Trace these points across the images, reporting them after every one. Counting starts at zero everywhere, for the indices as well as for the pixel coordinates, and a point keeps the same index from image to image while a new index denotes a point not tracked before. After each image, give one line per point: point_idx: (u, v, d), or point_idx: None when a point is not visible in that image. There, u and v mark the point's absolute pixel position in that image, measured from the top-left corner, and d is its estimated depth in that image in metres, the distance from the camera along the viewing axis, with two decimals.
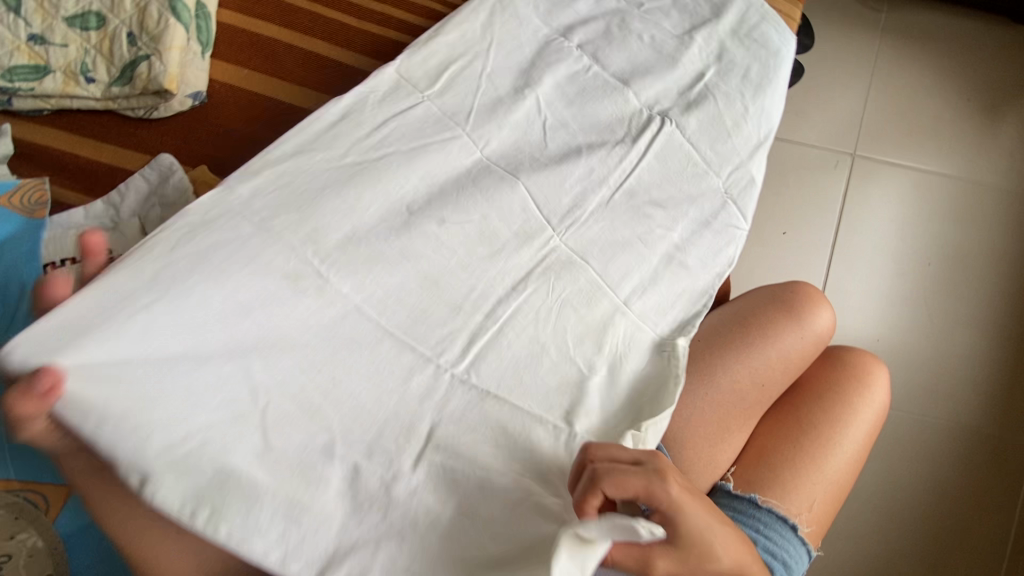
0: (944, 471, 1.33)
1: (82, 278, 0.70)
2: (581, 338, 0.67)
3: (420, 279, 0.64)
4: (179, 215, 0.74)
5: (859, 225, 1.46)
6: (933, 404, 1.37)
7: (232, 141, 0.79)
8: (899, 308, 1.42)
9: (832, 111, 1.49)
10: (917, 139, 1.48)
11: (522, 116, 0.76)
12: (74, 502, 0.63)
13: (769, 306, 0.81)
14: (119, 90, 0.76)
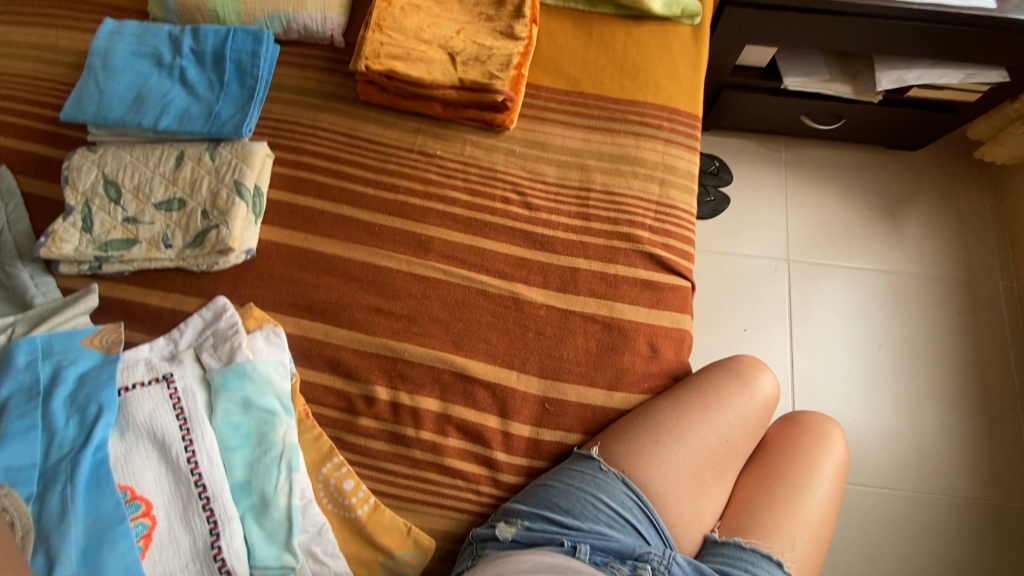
0: (940, 540, 1.40)
1: (149, 397, 0.84)
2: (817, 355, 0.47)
3: None
4: (230, 342, 0.92)
5: (810, 317, 1.65)
6: (914, 475, 1.47)
7: (277, 284, 1.01)
8: (863, 386, 1.56)
9: (763, 228, 1.76)
10: (839, 242, 1.74)
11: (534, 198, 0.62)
12: None
13: (721, 372, 0.95)
14: (191, 251, 0.98)
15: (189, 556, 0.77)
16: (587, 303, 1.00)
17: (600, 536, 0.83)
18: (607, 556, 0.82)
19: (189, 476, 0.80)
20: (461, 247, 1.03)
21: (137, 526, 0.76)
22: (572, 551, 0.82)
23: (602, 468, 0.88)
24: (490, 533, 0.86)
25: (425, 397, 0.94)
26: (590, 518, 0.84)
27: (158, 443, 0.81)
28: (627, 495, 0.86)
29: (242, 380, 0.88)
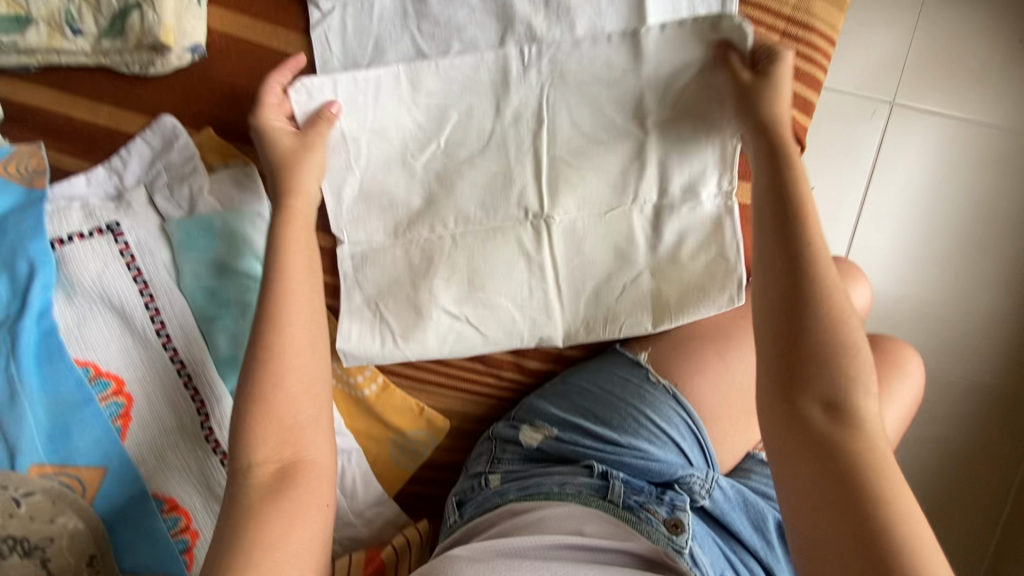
0: (954, 426, 1.32)
1: (95, 254, 0.66)
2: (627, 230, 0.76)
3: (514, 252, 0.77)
4: (188, 184, 0.71)
5: (891, 179, 1.30)
6: (947, 361, 1.32)
7: (240, 103, 0.72)
8: (927, 266, 1.31)
9: (877, 45, 1.28)
10: (925, 74, 1.27)
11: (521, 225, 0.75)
12: (111, 477, 0.64)
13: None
14: (111, 44, 0.68)
15: (179, 436, 0.67)
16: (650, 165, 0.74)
17: (640, 457, 0.75)
18: (642, 483, 0.74)
19: (162, 352, 0.68)
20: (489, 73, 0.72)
21: (110, 406, 0.65)
22: (602, 480, 0.74)
23: (650, 379, 0.79)
24: (512, 435, 0.81)
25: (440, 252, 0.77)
26: (632, 434, 0.77)
27: (117, 311, 0.66)
28: (678, 414, 0.77)
29: (210, 238, 0.70)
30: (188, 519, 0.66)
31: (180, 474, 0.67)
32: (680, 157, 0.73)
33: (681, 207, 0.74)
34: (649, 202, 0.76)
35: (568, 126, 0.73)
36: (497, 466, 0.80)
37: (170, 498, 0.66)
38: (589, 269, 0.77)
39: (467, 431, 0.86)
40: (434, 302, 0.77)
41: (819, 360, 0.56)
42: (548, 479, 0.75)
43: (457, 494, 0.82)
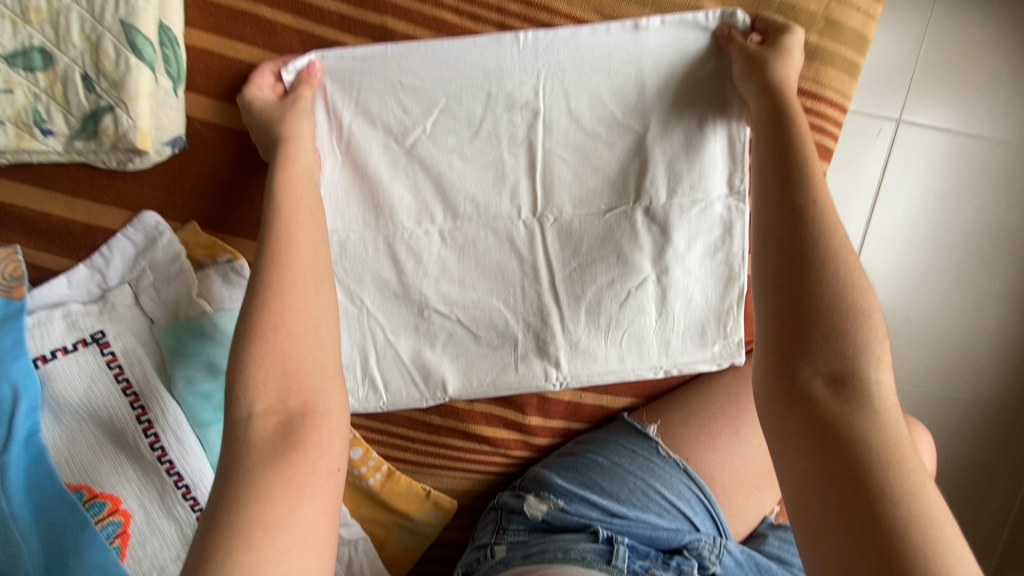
0: (959, 442, 1.32)
1: (80, 368, 0.64)
2: (627, 214, 0.71)
3: (504, 255, 0.72)
4: (175, 284, 0.68)
5: (896, 199, 1.27)
6: (954, 379, 1.31)
7: (226, 195, 0.69)
8: (933, 285, 1.29)
9: (882, 62, 1.23)
10: (931, 91, 1.23)
11: (524, 296, 0.73)
12: None
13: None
14: (84, 145, 0.64)
15: (179, 548, 0.66)
16: (652, 230, 0.71)
17: (647, 527, 0.74)
18: (648, 549, 0.74)
19: (158, 464, 0.65)
20: (488, 147, 0.69)
21: (108, 527, 0.63)
22: (608, 545, 0.72)
23: (661, 452, 0.77)
24: (517, 505, 0.80)
25: (438, 328, 0.74)
26: (641, 507, 0.75)
27: (107, 427, 0.64)
28: (689, 487, 0.75)
29: (201, 342, 0.67)
30: None
31: None
32: (682, 220, 0.70)
33: (678, 270, 0.72)
34: (653, 202, 0.70)
35: (568, 198, 0.70)
36: (503, 537, 0.78)
37: None
38: (591, 264, 0.72)
39: (475, 506, 0.85)
40: (423, 296, 0.72)
41: (829, 330, 0.49)
42: (553, 545, 0.73)
43: (464, 564, 0.80)
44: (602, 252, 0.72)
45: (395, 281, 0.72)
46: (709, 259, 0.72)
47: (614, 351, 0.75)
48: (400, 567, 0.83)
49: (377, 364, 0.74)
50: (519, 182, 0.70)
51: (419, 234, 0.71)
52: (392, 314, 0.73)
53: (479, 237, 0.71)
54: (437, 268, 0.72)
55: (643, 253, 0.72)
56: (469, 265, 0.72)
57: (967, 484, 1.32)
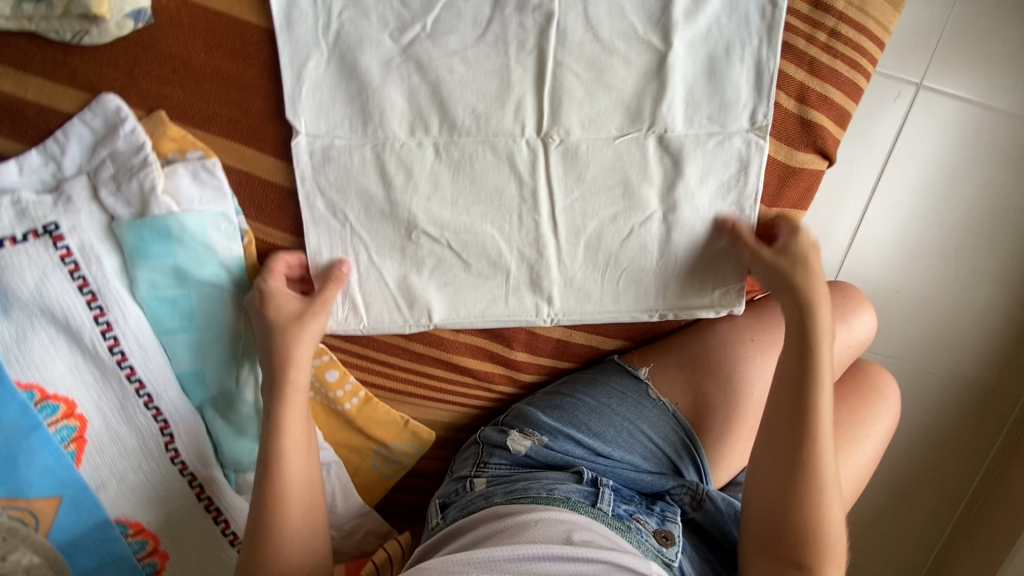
0: (929, 415, 1.36)
1: (30, 261, 0.58)
2: (639, 143, 0.65)
3: (503, 179, 0.66)
4: (138, 179, 0.61)
5: (903, 168, 1.22)
6: (936, 355, 1.32)
7: (199, 84, 0.61)
8: (928, 261, 1.26)
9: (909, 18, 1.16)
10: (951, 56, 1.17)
11: (522, 226, 0.68)
12: (68, 507, 0.59)
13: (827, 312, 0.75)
14: (34, 10, 0.57)
15: (141, 457, 0.63)
16: (664, 162, 0.66)
17: (629, 469, 0.76)
18: (633, 493, 0.75)
19: (118, 370, 0.61)
20: (493, 54, 0.62)
21: (62, 430, 0.59)
22: (592, 488, 0.72)
23: (650, 395, 0.78)
24: (500, 440, 0.79)
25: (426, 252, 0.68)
26: (625, 448, 0.77)
27: (61, 327, 0.59)
28: (674, 431, 0.77)
29: (168, 245, 0.62)
30: (156, 542, 0.64)
31: (146, 496, 0.64)
32: (699, 153, 0.66)
33: (688, 208, 0.68)
34: (669, 131, 0.65)
35: (577, 118, 0.64)
36: (484, 470, 0.77)
37: (134, 522, 0.63)
38: (596, 196, 0.67)
39: (455, 437, 0.85)
40: (412, 218, 0.67)
41: (797, 426, 0.66)
42: (536, 483, 0.72)
43: (441, 495, 0.79)
44: (608, 184, 0.67)
45: (382, 196, 0.66)
46: (722, 196, 0.67)
47: (607, 290, 0.72)
48: (373, 496, 0.82)
49: (360, 286, 0.69)
50: (524, 97, 0.64)
51: (409, 147, 0.64)
52: (376, 235, 0.67)
53: (478, 157, 0.65)
54: (428, 188, 0.66)
55: (654, 186, 0.67)
56: (464, 186, 0.66)
57: (925, 452, 1.38)
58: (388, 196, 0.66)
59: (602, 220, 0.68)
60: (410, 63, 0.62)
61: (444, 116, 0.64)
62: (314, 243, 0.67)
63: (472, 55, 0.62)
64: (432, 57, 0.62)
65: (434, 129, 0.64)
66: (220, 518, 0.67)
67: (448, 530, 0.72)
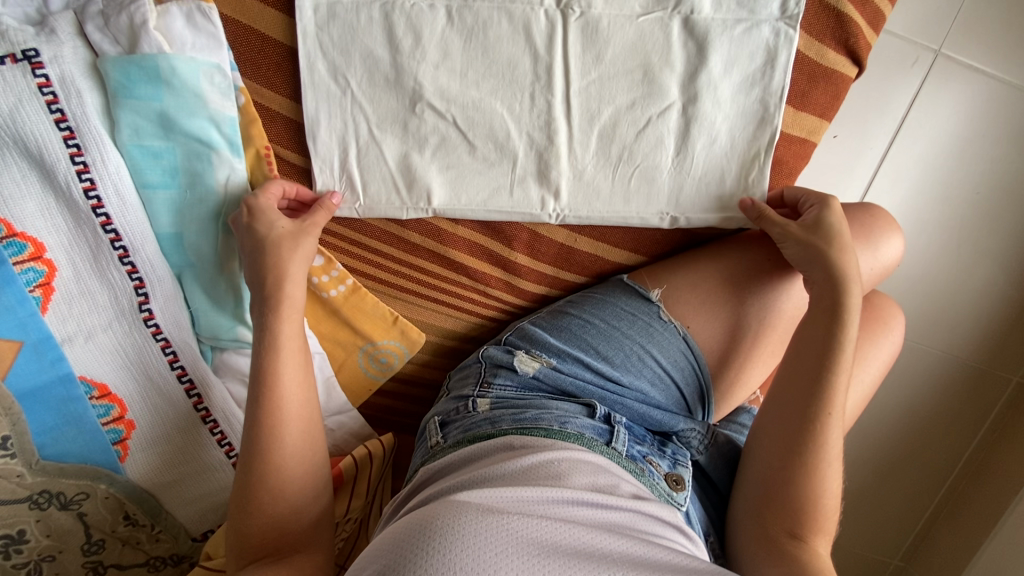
0: (927, 401, 1.23)
1: (4, 85, 0.53)
2: (661, 26, 0.62)
3: (517, 55, 0.62)
4: (127, 13, 0.56)
5: (926, 133, 1.09)
6: (941, 334, 1.19)
7: None
8: (941, 234, 1.14)
9: None
10: (996, 12, 1.03)
11: (531, 108, 0.65)
12: (29, 354, 0.56)
13: (850, 233, 0.73)
14: None
15: (112, 316, 0.59)
16: (687, 47, 0.63)
17: (639, 398, 0.72)
18: (643, 433, 0.70)
19: (92, 217, 0.57)
20: None
21: (28, 273, 0.55)
22: (605, 425, 0.68)
23: (662, 317, 0.74)
24: (506, 360, 0.74)
25: (429, 130, 0.65)
26: (635, 375, 0.72)
27: (35, 162, 0.55)
28: (685, 356, 0.73)
29: (156, 87, 0.58)
30: (122, 409, 0.60)
31: (115, 359, 0.60)
32: (724, 39, 0.63)
33: (708, 101, 0.65)
34: (694, 11, 0.62)
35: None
36: (488, 391, 0.72)
37: (100, 384, 0.59)
38: (613, 81, 0.64)
39: (447, 348, 0.81)
40: (418, 90, 0.63)
41: (814, 390, 0.62)
42: (548, 415, 0.67)
43: (441, 414, 0.74)
44: (626, 70, 0.64)
45: (389, 63, 0.62)
46: (746, 89, 0.65)
47: (620, 188, 0.68)
48: (358, 398, 0.80)
49: (358, 161, 0.65)
50: None
51: (419, 12, 0.60)
52: (380, 106, 0.63)
53: (494, 28, 0.61)
54: (437, 58, 0.62)
55: (676, 73, 0.64)
56: (475, 55, 0.62)
57: (916, 439, 1.26)
58: (394, 62, 0.62)
59: (617, 108, 0.65)
60: None
61: None
62: (312, 107, 0.62)
63: None
64: None
65: None
66: (193, 393, 0.63)
67: (449, 457, 0.66)
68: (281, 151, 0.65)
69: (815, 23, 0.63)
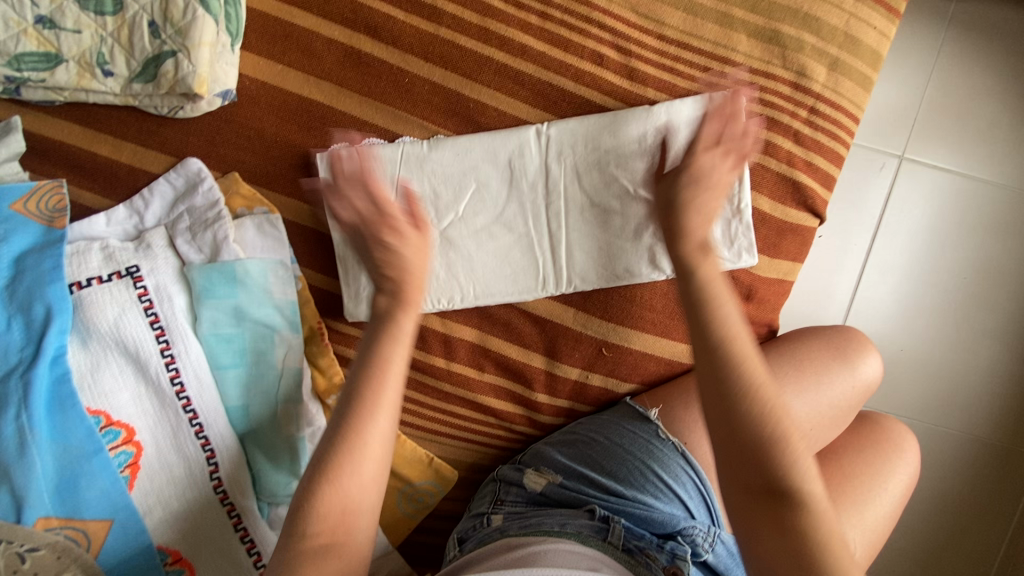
0: (956, 482, 1.20)
1: (113, 299, 0.65)
2: (629, 216, 0.75)
3: (515, 250, 0.76)
4: (213, 230, 0.70)
5: (903, 231, 1.19)
6: (953, 414, 1.21)
7: (265, 147, 0.73)
8: (933, 320, 1.20)
9: (911, 91, 1.18)
10: (945, 127, 1.17)
11: (530, 287, 0.76)
12: (118, 530, 0.62)
13: (831, 358, 0.81)
14: (142, 87, 0.67)
15: (186, 486, 0.67)
16: (658, 228, 0.75)
17: (643, 508, 0.73)
18: (644, 532, 0.72)
19: (176, 401, 0.67)
20: (496, 161, 0.74)
21: (120, 455, 0.64)
22: (603, 524, 0.71)
23: (660, 435, 0.78)
24: (516, 477, 0.80)
25: (460, 325, 0.78)
26: (639, 487, 0.75)
27: (131, 358, 0.65)
28: (687, 471, 0.76)
29: (232, 287, 0.69)
30: (191, 570, 0.66)
31: (187, 527, 0.66)
32: None
33: (680, 265, 0.76)
34: (657, 201, 0.75)
35: (576, 201, 0.75)
36: (500, 507, 0.78)
37: (174, 550, 0.66)
38: (597, 260, 0.76)
39: (475, 480, 0.87)
40: (442, 287, 0.76)
41: None
42: (549, 519, 0.72)
43: (459, 532, 0.79)
44: (605, 253, 0.76)
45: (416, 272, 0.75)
46: (720, 248, 0.75)
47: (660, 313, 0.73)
48: (396, 535, 0.85)
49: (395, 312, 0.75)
50: (525, 191, 0.75)
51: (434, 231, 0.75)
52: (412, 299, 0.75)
53: (492, 237, 0.75)
54: (450, 259, 0.75)
55: (652, 250, 0.76)
56: (484, 256, 0.75)
57: (956, 525, 1.20)
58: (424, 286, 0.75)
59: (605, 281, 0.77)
60: (429, 175, 0.73)
61: (462, 211, 0.74)
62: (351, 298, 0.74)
63: (477, 166, 0.74)
64: (446, 169, 0.74)
65: (452, 217, 0.75)
66: (253, 551, 0.69)
67: (456, 563, 0.70)
68: (331, 323, 0.75)
69: (776, 186, 0.75)
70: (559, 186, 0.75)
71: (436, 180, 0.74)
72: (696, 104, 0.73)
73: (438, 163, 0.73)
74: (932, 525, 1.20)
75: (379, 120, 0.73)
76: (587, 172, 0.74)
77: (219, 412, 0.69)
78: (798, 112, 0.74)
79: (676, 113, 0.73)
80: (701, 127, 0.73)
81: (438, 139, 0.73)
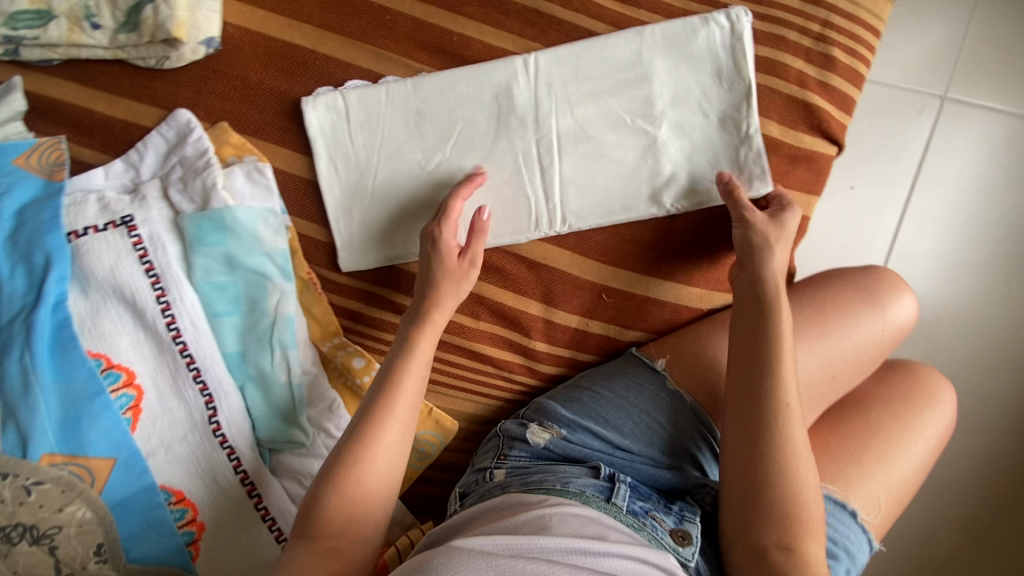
0: (1008, 448, 1.10)
1: (109, 247, 0.67)
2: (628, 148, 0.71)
3: (506, 190, 0.73)
4: (202, 178, 0.71)
5: (947, 176, 1.09)
6: (1004, 373, 1.10)
7: (251, 95, 0.72)
8: (979, 271, 1.10)
9: (953, 20, 1.07)
10: (991, 58, 1.07)
11: (523, 228, 0.73)
12: (121, 469, 0.64)
13: (855, 301, 0.75)
14: (127, 37, 0.69)
15: (188, 428, 0.69)
16: (657, 161, 0.71)
17: (648, 463, 0.72)
18: (649, 490, 0.70)
19: (173, 345, 0.68)
20: (483, 95, 0.71)
21: (120, 398, 0.66)
22: (608, 483, 0.69)
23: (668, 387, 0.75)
24: (520, 432, 0.77)
25: None
26: (644, 442, 0.73)
27: (128, 304, 0.67)
28: (694, 426, 0.73)
29: (223, 235, 0.70)
30: (194, 511, 0.68)
31: (190, 469, 0.68)
32: (687, 150, 0.71)
33: (681, 200, 0.72)
34: (656, 132, 0.71)
35: (570, 135, 0.71)
36: (503, 462, 0.76)
37: (177, 490, 0.67)
38: (593, 196, 0.72)
39: (478, 434, 0.86)
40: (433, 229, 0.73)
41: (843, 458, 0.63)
42: (552, 476, 0.70)
43: (462, 485, 0.78)
44: (600, 189, 0.72)
45: (406, 215, 0.73)
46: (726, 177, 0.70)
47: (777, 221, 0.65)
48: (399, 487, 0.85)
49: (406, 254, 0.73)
50: (515, 126, 0.71)
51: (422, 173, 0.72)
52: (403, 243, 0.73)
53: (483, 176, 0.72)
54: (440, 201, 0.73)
55: (650, 183, 0.72)
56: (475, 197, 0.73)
57: (1010, 497, 1.09)
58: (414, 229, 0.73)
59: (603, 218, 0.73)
60: (415, 114, 0.71)
61: (451, 150, 0.72)
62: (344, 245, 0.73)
63: (464, 102, 0.71)
64: (433, 106, 0.71)
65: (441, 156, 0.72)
66: (254, 493, 0.70)
67: (455, 521, 0.68)
68: (322, 272, 0.75)
69: (788, 113, 0.70)
70: (551, 118, 0.71)
71: (423, 118, 0.71)
72: (696, 24, 0.68)
73: (423, 100, 0.71)
74: (985, 493, 1.10)
75: (363, 61, 0.72)
76: (580, 101, 0.70)
77: (215, 357, 0.70)
78: (808, 30, 0.68)
79: (671, 36, 0.69)
80: (700, 48, 0.69)
81: (423, 76, 0.71)
